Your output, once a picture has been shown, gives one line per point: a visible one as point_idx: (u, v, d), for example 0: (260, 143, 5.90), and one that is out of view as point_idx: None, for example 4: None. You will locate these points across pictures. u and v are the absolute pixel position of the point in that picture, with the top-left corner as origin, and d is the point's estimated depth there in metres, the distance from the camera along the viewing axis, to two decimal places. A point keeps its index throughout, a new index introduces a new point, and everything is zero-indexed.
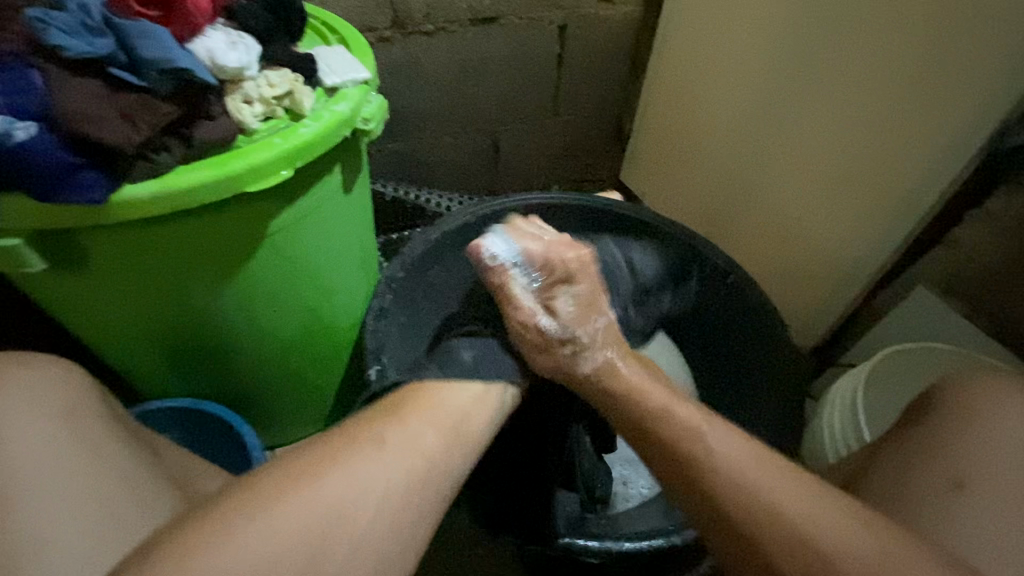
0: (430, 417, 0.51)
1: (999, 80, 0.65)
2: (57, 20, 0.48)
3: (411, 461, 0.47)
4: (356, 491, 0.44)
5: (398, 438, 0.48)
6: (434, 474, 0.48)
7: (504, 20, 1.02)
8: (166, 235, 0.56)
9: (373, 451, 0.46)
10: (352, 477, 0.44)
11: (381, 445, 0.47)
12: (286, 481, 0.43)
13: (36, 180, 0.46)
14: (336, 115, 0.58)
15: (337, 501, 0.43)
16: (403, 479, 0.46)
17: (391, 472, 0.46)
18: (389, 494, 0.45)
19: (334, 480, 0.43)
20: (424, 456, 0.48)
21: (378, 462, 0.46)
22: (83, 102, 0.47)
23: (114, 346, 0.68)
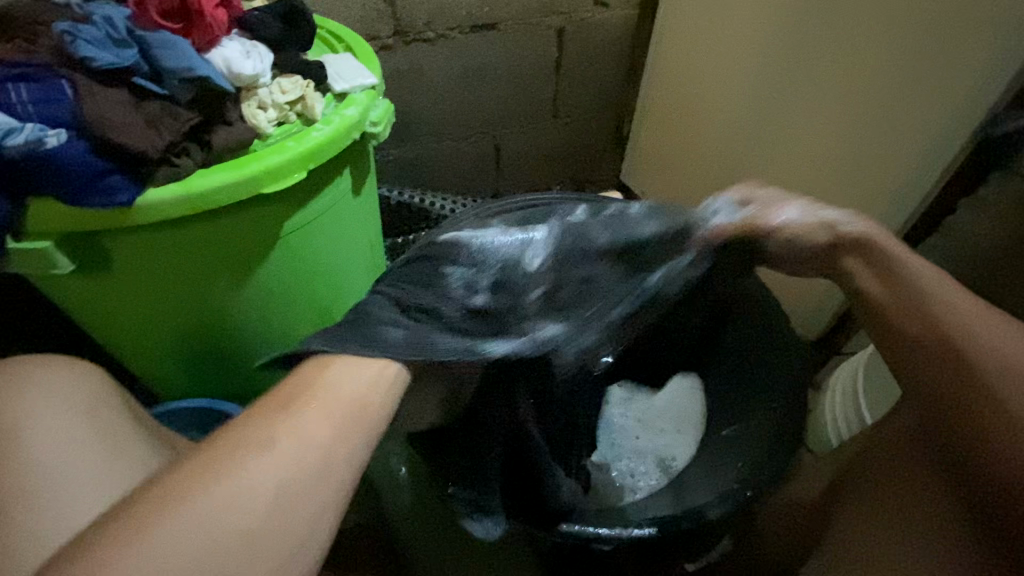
0: (320, 405, 0.43)
1: (986, 68, 0.67)
2: (84, 33, 0.51)
3: (300, 461, 0.40)
4: (234, 514, 0.37)
5: (285, 445, 0.40)
6: (328, 473, 0.41)
7: (503, 26, 1.05)
8: (185, 237, 0.58)
9: (246, 464, 0.38)
10: (225, 495, 0.37)
11: (260, 455, 0.39)
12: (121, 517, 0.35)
13: (68, 184, 0.49)
14: (346, 119, 0.61)
15: (208, 530, 0.36)
16: (294, 478, 0.39)
17: (281, 481, 0.39)
18: (296, 498, 0.39)
19: (213, 495, 0.37)
20: (316, 453, 0.41)
21: (260, 466, 0.39)
22: (110, 109, 0.49)
23: (133, 347, 0.71)
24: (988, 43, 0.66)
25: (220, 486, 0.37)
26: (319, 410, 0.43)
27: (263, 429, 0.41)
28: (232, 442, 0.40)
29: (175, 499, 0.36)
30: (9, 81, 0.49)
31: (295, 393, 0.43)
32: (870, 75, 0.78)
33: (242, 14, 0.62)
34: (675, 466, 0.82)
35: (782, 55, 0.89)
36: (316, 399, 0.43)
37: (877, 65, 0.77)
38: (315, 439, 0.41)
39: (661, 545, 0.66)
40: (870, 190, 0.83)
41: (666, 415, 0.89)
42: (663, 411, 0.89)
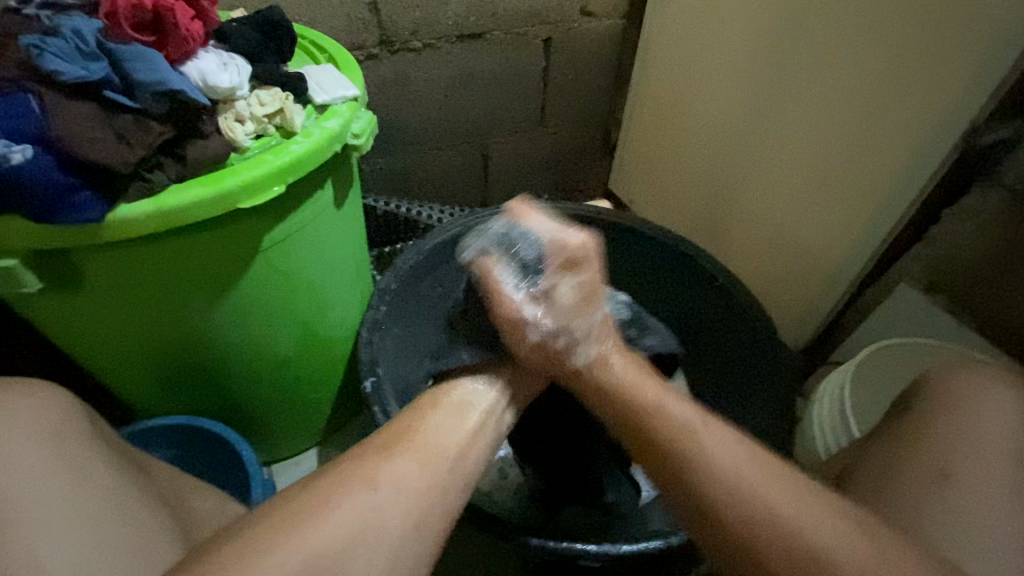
0: (418, 450, 0.45)
1: (967, 80, 0.67)
2: (52, 46, 0.50)
3: (402, 504, 0.41)
4: (331, 556, 0.37)
5: (387, 488, 0.41)
6: (419, 522, 0.41)
7: (490, 36, 1.05)
8: (161, 253, 0.56)
9: (354, 504, 0.40)
10: (326, 535, 0.38)
11: (364, 496, 0.40)
12: (234, 547, 0.37)
13: (33, 200, 0.47)
14: (326, 131, 0.60)
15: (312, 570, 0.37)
16: (390, 529, 0.40)
17: (377, 527, 0.40)
18: (383, 549, 0.39)
19: (319, 531, 0.38)
20: (416, 502, 0.42)
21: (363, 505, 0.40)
22: (78, 124, 0.48)
23: (109, 365, 0.69)
24: (971, 56, 0.66)
25: (324, 526, 0.38)
26: (419, 450, 0.45)
27: (376, 467, 0.42)
28: (339, 482, 0.41)
29: (274, 538, 0.37)
30: None
31: (397, 437, 0.45)
32: (854, 86, 0.78)
33: (219, 26, 0.62)
34: None
35: (767, 66, 0.89)
36: (415, 441, 0.45)
37: (861, 77, 0.77)
38: (411, 483, 0.42)
39: (647, 562, 0.65)
40: (856, 200, 0.83)
41: None
42: None
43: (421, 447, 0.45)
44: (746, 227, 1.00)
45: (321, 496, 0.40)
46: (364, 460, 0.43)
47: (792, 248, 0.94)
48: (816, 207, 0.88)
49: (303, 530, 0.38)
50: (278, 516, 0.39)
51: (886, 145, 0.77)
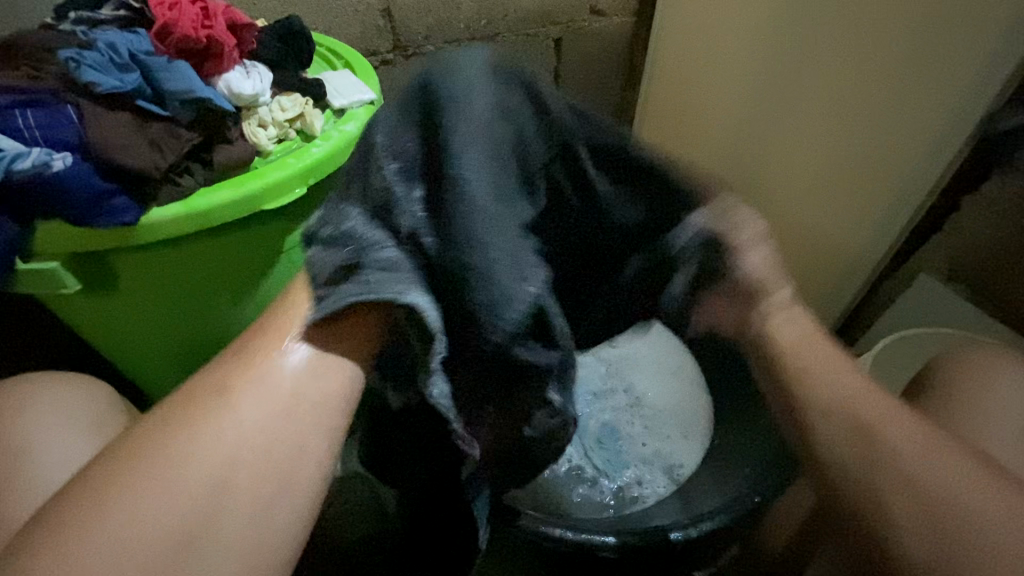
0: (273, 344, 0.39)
1: (983, 64, 0.66)
2: (88, 59, 0.53)
3: (276, 409, 0.36)
4: (178, 490, 0.32)
5: (253, 403, 0.36)
6: (281, 453, 0.35)
7: (502, 37, 1.06)
8: (192, 253, 0.59)
9: (206, 426, 0.34)
10: (176, 468, 0.33)
11: (220, 414, 0.35)
12: (85, 483, 0.32)
13: (69, 204, 0.50)
14: (345, 133, 0.62)
15: (158, 509, 0.31)
16: (255, 446, 0.35)
17: (235, 451, 0.34)
18: (245, 471, 0.34)
19: (182, 450, 0.33)
20: (273, 434, 0.35)
21: (232, 420, 0.35)
22: (113, 133, 0.51)
23: (142, 363, 0.72)
24: (982, 42, 0.66)
25: (202, 446, 0.34)
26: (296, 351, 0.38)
27: (238, 376, 0.37)
28: (219, 386, 0.36)
29: (144, 454, 0.33)
30: (17, 108, 0.51)
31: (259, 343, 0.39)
32: (865, 77, 0.78)
33: (255, 48, 0.64)
34: (683, 472, 0.82)
35: (779, 58, 0.89)
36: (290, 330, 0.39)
37: (872, 68, 0.77)
38: (298, 376, 0.38)
39: (668, 553, 0.65)
40: (873, 188, 0.82)
41: (673, 419, 0.88)
42: (672, 416, 0.88)
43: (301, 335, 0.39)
44: (761, 220, 1.00)
45: (183, 424, 0.34)
46: (209, 379, 0.37)
47: (808, 240, 0.93)
48: (830, 198, 0.88)
49: (164, 456, 0.33)
50: (136, 446, 0.34)
51: (902, 132, 0.76)
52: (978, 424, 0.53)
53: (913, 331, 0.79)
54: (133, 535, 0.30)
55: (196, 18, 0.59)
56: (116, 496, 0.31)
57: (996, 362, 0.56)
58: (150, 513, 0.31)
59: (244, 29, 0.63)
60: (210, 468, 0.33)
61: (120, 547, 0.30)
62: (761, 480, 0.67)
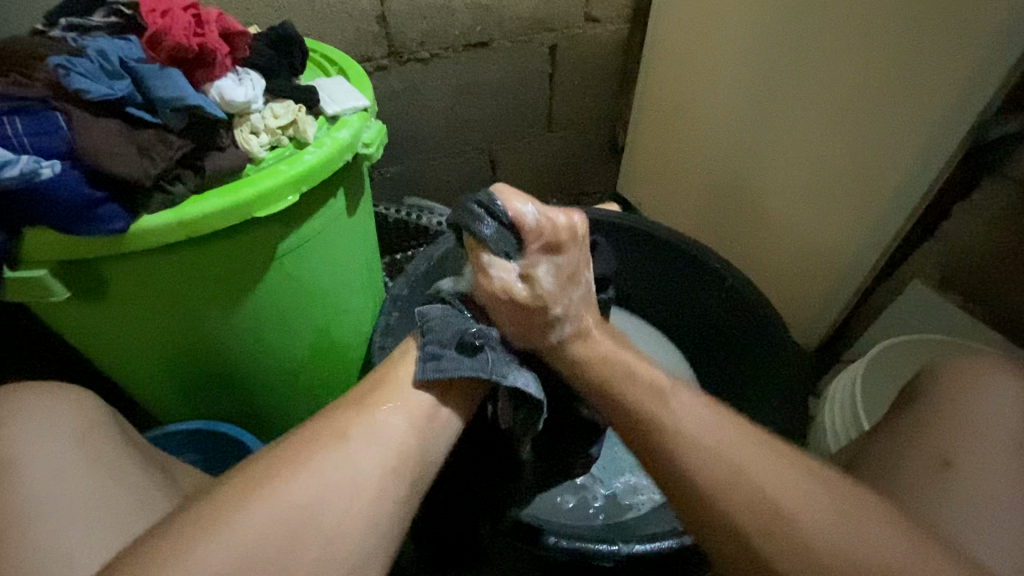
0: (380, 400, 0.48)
1: (973, 74, 0.67)
2: (78, 66, 0.52)
3: (379, 454, 0.45)
4: (302, 508, 0.40)
5: (363, 446, 0.44)
6: (378, 494, 0.43)
7: (496, 44, 1.07)
8: (183, 261, 0.58)
9: (329, 457, 0.43)
10: (302, 490, 0.41)
11: (339, 450, 0.43)
12: (220, 497, 0.40)
13: (59, 212, 0.50)
14: (338, 141, 0.61)
15: (282, 521, 0.39)
16: (361, 485, 0.43)
17: (348, 485, 0.42)
18: (349, 505, 0.41)
19: (304, 475, 0.41)
20: (375, 477, 0.44)
21: (342, 462, 0.43)
22: (103, 140, 0.51)
23: (132, 371, 0.71)
24: (971, 53, 0.67)
25: (313, 479, 0.41)
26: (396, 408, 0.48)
27: (354, 423, 0.46)
28: (339, 430, 0.45)
29: (272, 478, 0.41)
30: (6, 115, 0.50)
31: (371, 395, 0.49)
32: (856, 86, 0.79)
33: (248, 55, 0.64)
34: None
35: (771, 66, 0.89)
36: (388, 395, 0.49)
37: (862, 76, 0.78)
38: (397, 427, 0.47)
39: (661, 561, 0.65)
40: (864, 195, 0.82)
41: None
42: None
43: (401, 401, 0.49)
44: (754, 227, 1.00)
45: (309, 454, 0.43)
46: (334, 420, 0.46)
47: (800, 247, 0.94)
48: (821, 206, 0.88)
49: (290, 478, 0.41)
50: (250, 477, 0.41)
51: (893, 141, 0.77)
52: (969, 432, 0.53)
53: (905, 338, 0.80)
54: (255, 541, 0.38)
55: (188, 25, 0.58)
56: (244, 508, 0.39)
57: (987, 370, 0.56)
58: (270, 525, 0.38)
59: (236, 36, 0.63)
60: (325, 493, 0.41)
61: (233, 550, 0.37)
62: None
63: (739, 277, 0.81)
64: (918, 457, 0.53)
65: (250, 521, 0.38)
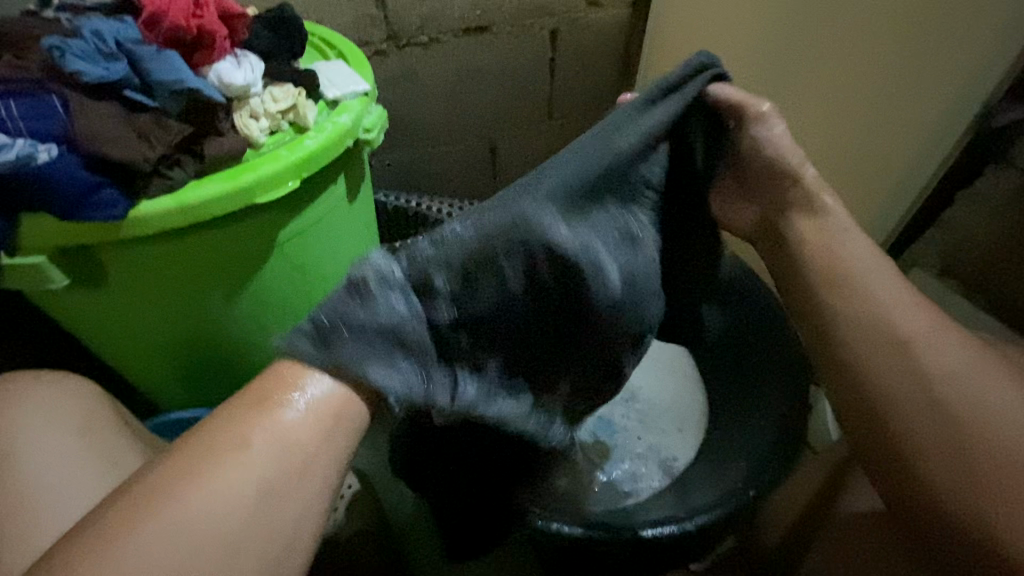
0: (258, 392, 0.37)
1: (980, 59, 0.66)
2: (74, 47, 0.51)
3: (269, 459, 0.36)
4: (175, 543, 0.32)
5: (244, 455, 0.35)
6: (276, 504, 0.35)
7: (497, 28, 1.05)
8: (183, 248, 0.58)
9: (202, 480, 0.34)
10: (171, 523, 0.32)
11: (213, 468, 0.34)
12: (83, 530, 0.32)
13: (55, 197, 0.49)
14: (339, 126, 0.60)
15: (153, 558, 0.32)
16: (250, 503, 0.34)
17: (237, 502, 0.34)
18: (236, 529, 0.34)
19: (173, 505, 0.33)
20: (268, 488, 0.35)
21: (223, 487, 0.34)
22: (101, 124, 0.50)
23: (133, 360, 0.71)
24: (977, 39, 0.66)
25: (187, 504, 0.33)
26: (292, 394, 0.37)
27: (229, 429, 0.36)
28: (213, 436, 0.36)
29: (135, 508, 0.33)
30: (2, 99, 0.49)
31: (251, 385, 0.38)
32: (861, 71, 0.78)
33: (247, 37, 0.62)
34: (677, 466, 0.82)
35: (774, 52, 0.88)
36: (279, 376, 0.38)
37: (867, 62, 0.77)
38: (291, 426, 0.37)
39: (663, 547, 0.65)
40: (867, 183, 0.82)
41: (667, 413, 0.88)
42: (667, 411, 0.89)
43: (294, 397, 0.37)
44: None
45: (176, 477, 0.34)
46: (210, 424, 0.36)
47: None
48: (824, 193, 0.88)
49: (155, 509, 0.33)
50: (112, 508, 0.33)
51: (896, 128, 0.76)
52: None
53: None
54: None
55: (185, 7, 0.57)
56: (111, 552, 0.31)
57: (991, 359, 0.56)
58: (142, 568, 0.31)
59: (234, 18, 0.61)
60: (203, 519, 0.33)
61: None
62: (756, 476, 0.67)
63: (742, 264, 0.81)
64: None
65: (115, 565, 0.31)
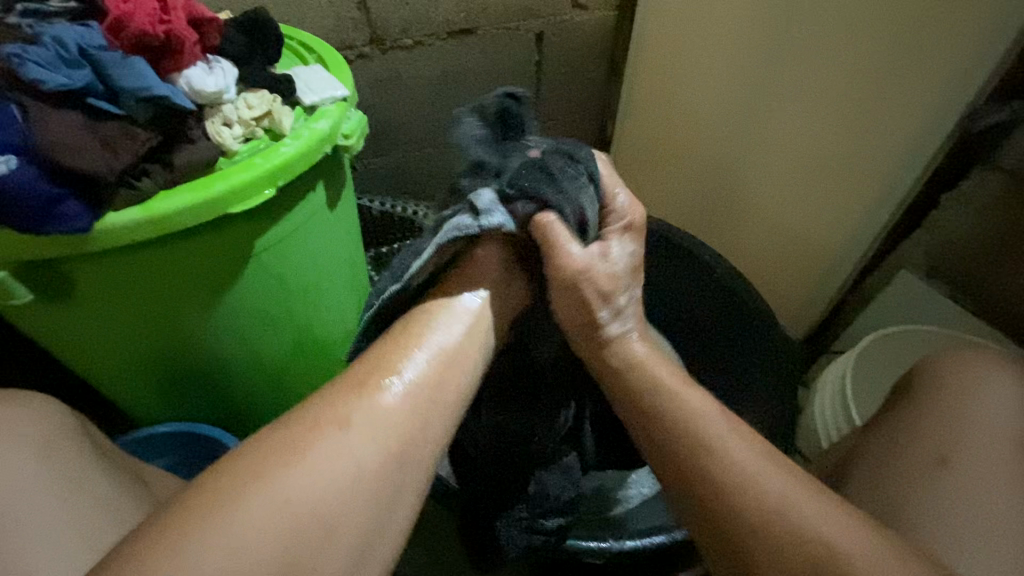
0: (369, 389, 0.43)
1: (962, 62, 0.66)
2: (33, 54, 0.50)
3: (382, 443, 0.41)
4: (292, 513, 0.36)
5: (363, 432, 0.41)
6: (383, 493, 0.40)
7: (482, 31, 1.04)
8: (154, 261, 0.56)
9: (326, 450, 0.39)
10: (293, 488, 0.37)
11: (339, 438, 0.40)
12: (199, 499, 0.35)
13: (16, 210, 0.47)
14: (317, 132, 0.59)
15: (269, 528, 0.35)
16: (359, 486, 0.39)
17: (352, 486, 0.39)
18: (343, 509, 0.38)
19: (298, 475, 0.37)
20: (374, 482, 0.40)
21: (347, 445, 0.40)
22: (62, 133, 0.48)
23: (108, 376, 0.69)
24: (960, 42, 0.66)
25: (313, 470, 0.38)
26: (397, 385, 0.44)
27: (350, 406, 0.41)
28: (334, 412, 0.41)
29: (259, 478, 0.36)
30: None
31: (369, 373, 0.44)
32: (844, 73, 0.77)
33: (218, 43, 0.61)
34: None
35: (759, 53, 0.87)
36: (390, 372, 0.45)
37: (851, 64, 0.76)
38: (397, 414, 0.43)
39: (651, 558, 0.64)
40: (853, 185, 0.81)
41: None
42: None
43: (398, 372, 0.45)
44: (743, 217, 0.99)
45: (303, 450, 0.38)
46: (336, 401, 0.42)
47: (788, 235, 0.93)
48: (809, 196, 0.87)
49: (282, 475, 0.37)
50: (234, 475, 0.37)
51: (881, 130, 0.76)
52: (963, 423, 0.52)
53: (894, 328, 0.79)
54: (245, 558, 0.34)
55: (153, 12, 0.55)
56: (229, 513, 0.35)
57: (980, 363, 0.55)
58: (261, 531, 0.35)
59: (206, 24, 0.60)
60: (324, 491, 0.38)
61: (222, 553, 0.34)
62: None
63: (730, 267, 0.80)
64: (913, 453, 0.52)
65: (240, 525, 0.35)
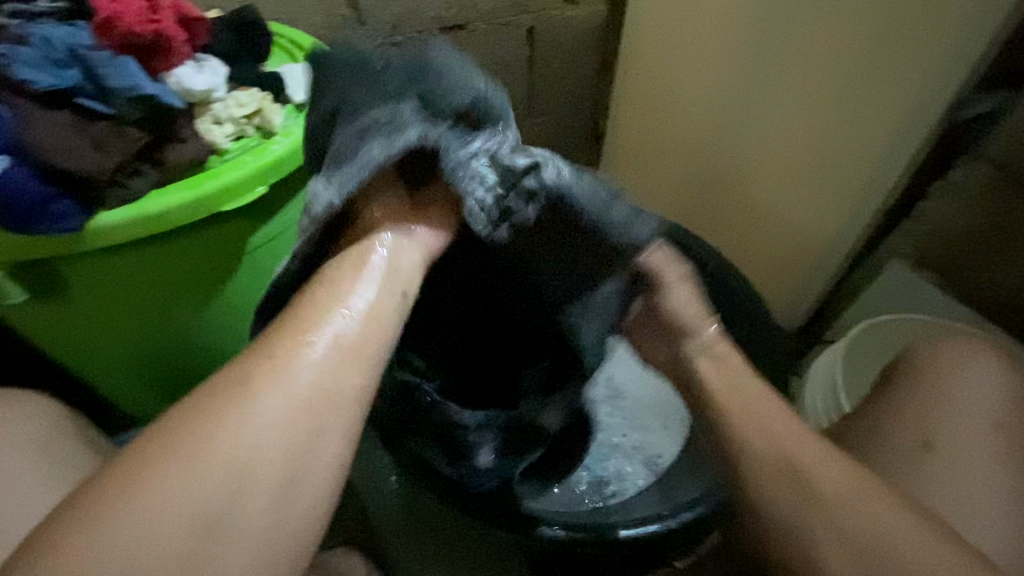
0: (290, 332, 0.41)
1: (948, 53, 0.67)
2: (22, 55, 0.50)
3: (288, 400, 0.39)
4: (194, 485, 0.35)
5: (272, 391, 0.39)
6: (309, 442, 0.39)
7: (473, 26, 1.04)
8: (147, 259, 0.56)
9: (234, 416, 0.37)
10: (206, 457, 0.36)
11: (246, 402, 0.38)
12: (105, 485, 0.35)
13: (10, 211, 0.47)
14: (307, 129, 0.59)
15: (171, 506, 0.35)
16: (274, 440, 0.38)
17: (258, 448, 0.37)
18: (254, 472, 0.37)
19: (212, 441, 0.37)
20: (289, 435, 0.38)
21: (254, 415, 0.38)
22: (52, 133, 0.48)
23: (103, 375, 0.69)
24: (945, 33, 0.66)
25: (220, 437, 0.37)
26: (315, 345, 0.41)
27: (259, 366, 0.39)
28: (246, 371, 0.39)
29: (172, 448, 0.36)
30: None
31: (299, 317, 0.42)
32: (833, 65, 0.78)
33: (208, 41, 0.62)
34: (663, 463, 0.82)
35: (748, 45, 0.88)
36: (311, 326, 0.42)
37: (840, 56, 0.77)
38: (311, 372, 0.40)
39: (643, 547, 0.65)
40: (842, 176, 0.82)
41: (651, 410, 0.88)
42: (650, 408, 0.88)
43: (316, 337, 0.41)
44: (734, 211, 1.00)
45: (214, 412, 0.37)
46: (249, 358, 0.40)
47: (779, 227, 0.94)
48: (799, 187, 0.88)
49: (191, 443, 0.36)
50: (138, 458, 0.36)
51: (870, 121, 0.76)
52: (950, 410, 0.53)
53: (883, 319, 0.80)
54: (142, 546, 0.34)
55: (141, 10, 0.55)
56: (133, 496, 0.35)
57: (964, 350, 0.57)
58: (168, 509, 0.35)
59: (195, 22, 0.60)
60: (233, 451, 0.37)
61: (144, 535, 0.34)
62: None
63: (721, 259, 0.81)
64: (896, 440, 0.53)
65: (142, 511, 0.34)
